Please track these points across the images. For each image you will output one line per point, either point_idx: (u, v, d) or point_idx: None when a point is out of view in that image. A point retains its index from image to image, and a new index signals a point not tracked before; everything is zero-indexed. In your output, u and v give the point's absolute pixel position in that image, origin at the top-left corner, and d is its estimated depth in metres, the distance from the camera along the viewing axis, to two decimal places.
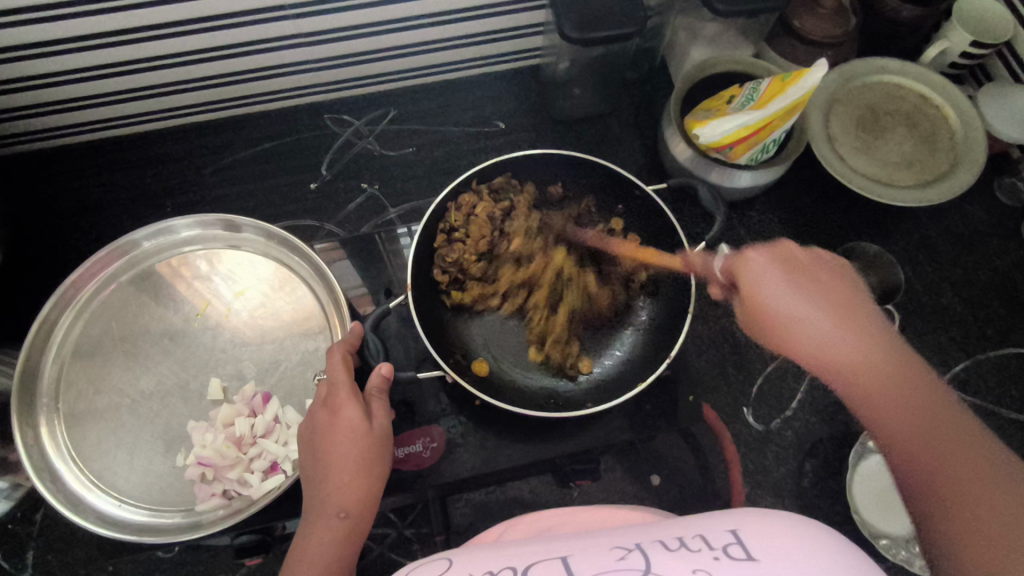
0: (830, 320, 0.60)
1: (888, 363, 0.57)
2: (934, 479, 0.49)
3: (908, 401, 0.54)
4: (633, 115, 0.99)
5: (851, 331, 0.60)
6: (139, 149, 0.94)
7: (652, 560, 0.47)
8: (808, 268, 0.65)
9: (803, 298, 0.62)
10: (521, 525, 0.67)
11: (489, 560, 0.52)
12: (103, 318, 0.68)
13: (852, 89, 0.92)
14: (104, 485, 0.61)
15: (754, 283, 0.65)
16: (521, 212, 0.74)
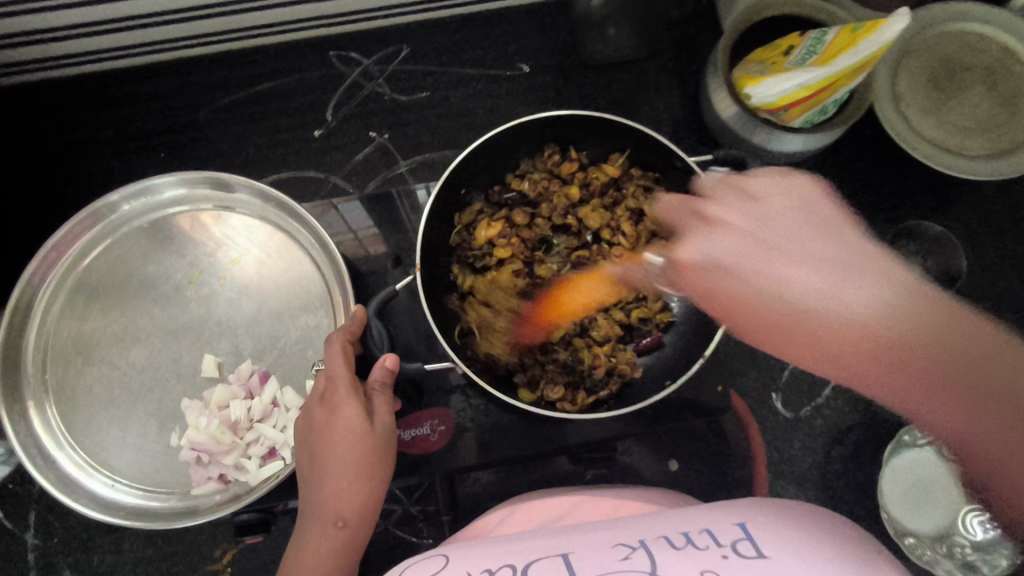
0: (816, 275, 0.44)
1: (920, 317, 0.41)
2: (934, 394, 0.40)
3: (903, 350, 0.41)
4: (673, 61, 0.88)
5: (865, 285, 0.43)
6: (128, 85, 0.86)
7: (659, 557, 0.45)
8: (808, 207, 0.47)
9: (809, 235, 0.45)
10: (526, 511, 0.64)
11: (485, 557, 0.49)
12: (88, 285, 0.63)
13: (927, 39, 0.80)
14: (97, 464, 0.58)
15: (703, 257, 0.48)
16: (547, 186, 0.67)
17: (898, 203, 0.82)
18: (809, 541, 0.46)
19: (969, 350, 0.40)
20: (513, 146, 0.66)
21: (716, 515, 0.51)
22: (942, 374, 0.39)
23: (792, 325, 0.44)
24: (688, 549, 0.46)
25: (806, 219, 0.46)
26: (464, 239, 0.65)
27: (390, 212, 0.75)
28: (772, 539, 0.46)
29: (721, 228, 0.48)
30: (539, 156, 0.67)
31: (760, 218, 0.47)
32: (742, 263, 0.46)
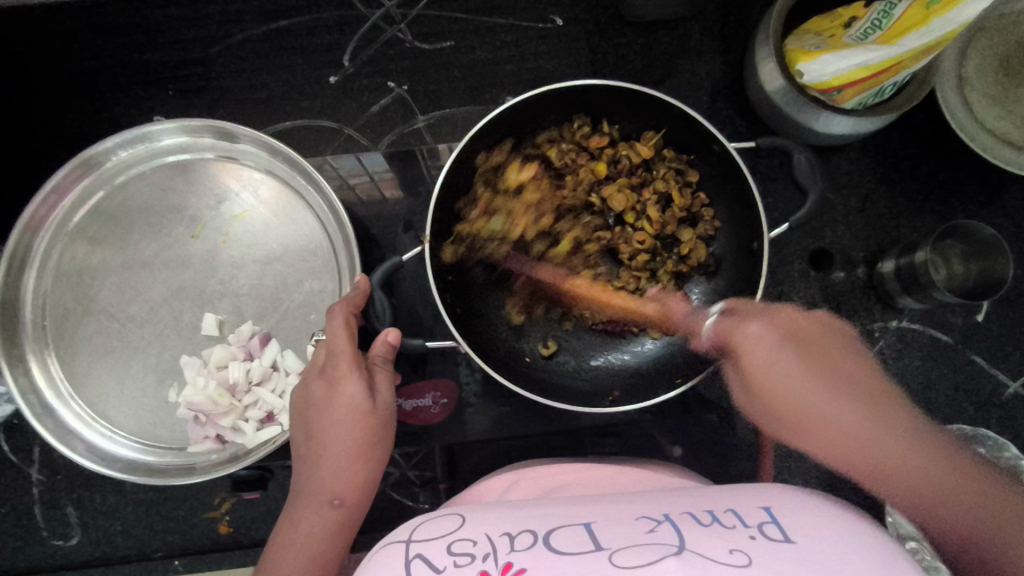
0: (825, 393, 0.49)
1: (914, 438, 0.47)
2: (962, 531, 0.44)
3: (914, 461, 0.46)
4: (719, 23, 0.81)
5: (881, 416, 0.48)
6: (136, 14, 0.81)
7: (686, 533, 0.44)
8: (810, 341, 0.53)
9: (787, 361, 0.51)
10: (529, 480, 0.62)
11: (505, 520, 0.49)
12: (86, 231, 0.61)
13: (1007, 13, 0.72)
14: (96, 414, 0.58)
15: (750, 355, 0.53)
16: (578, 154, 0.61)
17: (945, 196, 0.77)
18: (834, 524, 0.45)
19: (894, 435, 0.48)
20: (548, 106, 0.61)
21: (738, 494, 0.50)
22: (929, 490, 0.45)
23: (822, 436, 0.49)
24: (715, 527, 0.45)
25: (791, 348, 0.52)
26: (488, 182, 0.60)
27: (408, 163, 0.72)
28: (799, 523, 0.45)
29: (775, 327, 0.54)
30: (579, 117, 0.62)
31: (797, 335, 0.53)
32: (776, 357, 0.52)
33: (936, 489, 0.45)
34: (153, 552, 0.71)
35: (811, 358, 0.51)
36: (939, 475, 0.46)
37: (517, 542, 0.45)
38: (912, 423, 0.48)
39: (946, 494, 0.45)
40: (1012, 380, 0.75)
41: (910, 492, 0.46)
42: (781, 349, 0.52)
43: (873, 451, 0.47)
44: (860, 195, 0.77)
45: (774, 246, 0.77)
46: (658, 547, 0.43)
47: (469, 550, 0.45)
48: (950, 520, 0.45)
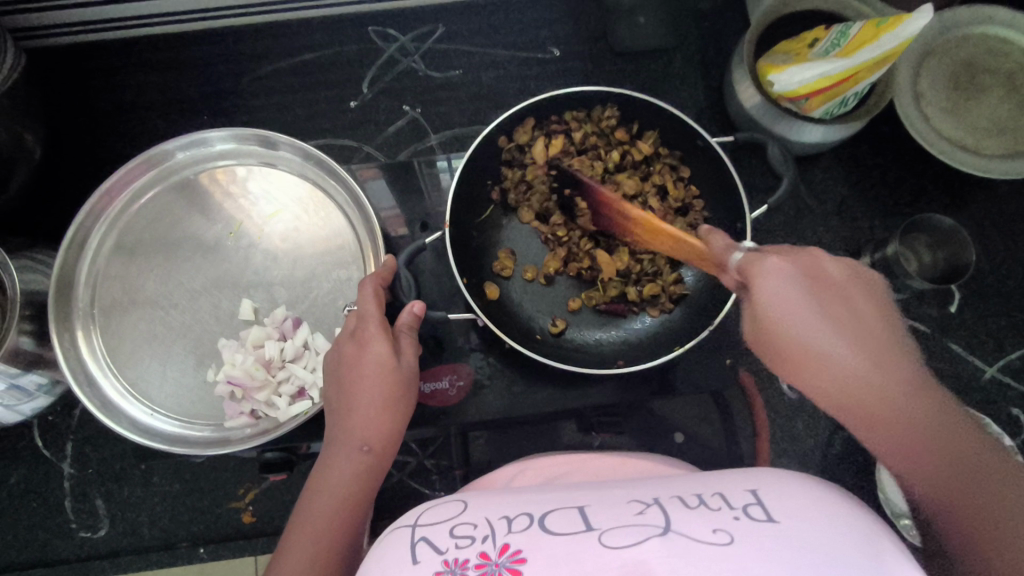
0: (838, 340, 0.45)
1: (930, 413, 0.42)
2: (964, 514, 0.40)
3: (925, 432, 0.42)
4: (700, 52, 0.91)
5: (891, 367, 0.43)
6: (176, 50, 0.90)
7: (673, 515, 0.40)
8: (840, 289, 0.47)
9: (807, 301, 0.46)
10: (536, 469, 0.61)
11: (505, 504, 0.45)
12: (137, 228, 0.68)
13: (951, 39, 0.82)
14: (138, 393, 0.63)
15: (767, 294, 0.47)
16: (589, 147, 0.71)
17: (913, 200, 0.84)
18: (825, 510, 0.40)
19: (914, 414, 0.42)
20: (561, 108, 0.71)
21: (728, 477, 0.46)
22: (932, 455, 0.42)
23: (828, 383, 0.44)
24: (700, 508, 0.41)
25: (811, 293, 0.47)
26: (517, 155, 0.71)
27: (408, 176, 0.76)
28: (794, 504, 0.41)
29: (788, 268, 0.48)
30: (598, 114, 0.72)
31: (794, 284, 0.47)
32: (794, 299, 0.46)
33: (942, 461, 0.41)
34: (178, 542, 0.74)
35: (832, 304, 0.46)
36: (929, 424, 0.42)
37: (513, 526, 0.42)
38: (931, 390, 0.43)
39: (943, 466, 0.41)
40: (988, 365, 0.80)
41: (917, 458, 0.42)
42: (798, 287, 0.47)
43: (889, 406, 0.42)
44: (835, 199, 0.85)
45: (760, 246, 0.83)
46: (643, 528, 0.39)
47: (468, 532, 0.42)
48: (942, 492, 0.41)
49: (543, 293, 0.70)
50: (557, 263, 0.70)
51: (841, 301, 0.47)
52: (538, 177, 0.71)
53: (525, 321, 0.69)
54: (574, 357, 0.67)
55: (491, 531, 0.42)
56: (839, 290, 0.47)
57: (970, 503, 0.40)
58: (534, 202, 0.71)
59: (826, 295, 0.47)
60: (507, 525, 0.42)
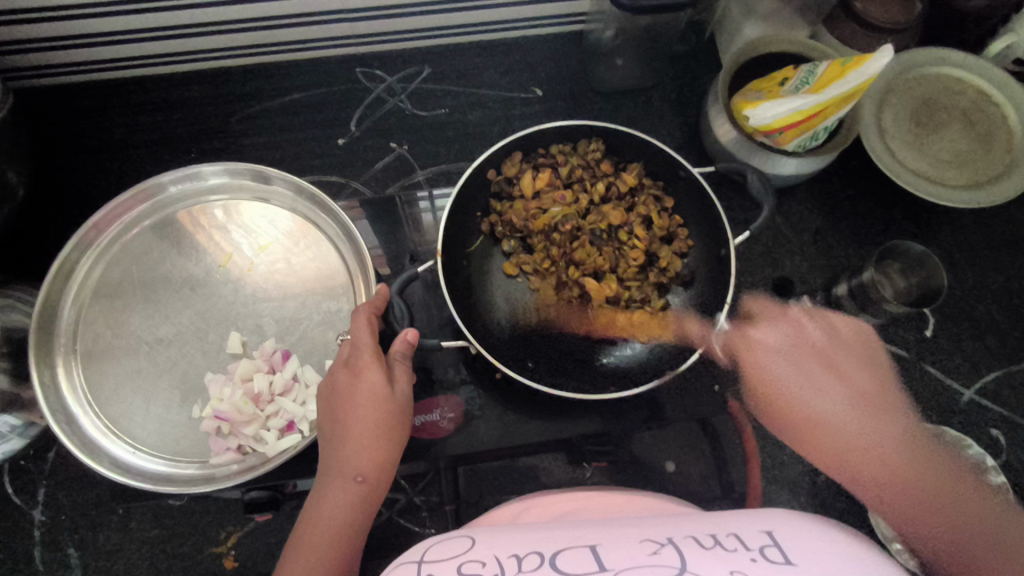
0: (838, 407, 0.63)
1: (919, 460, 0.59)
2: (944, 539, 0.54)
3: (914, 475, 0.58)
4: (676, 91, 0.95)
5: (881, 427, 0.62)
6: (165, 90, 0.91)
7: (688, 556, 0.39)
8: (831, 358, 0.68)
9: (793, 367, 0.68)
10: (538, 507, 0.58)
11: (514, 541, 0.44)
12: (124, 263, 0.68)
13: (910, 79, 0.86)
14: (120, 431, 0.61)
15: (761, 368, 0.69)
16: (575, 179, 0.74)
17: (883, 230, 0.88)
18: (844, 554, 0.39)
19: (914, 468, 0.58)
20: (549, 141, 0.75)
21: (741, 517, 0.44)
22: (933, 506, 0.56)
23: (826, 445, 0.62)
24: (716, 549, 0.40)
25: (795, 359, 0.68)
26: (504, 187, 0.74)
27: (393, 217, 0.78)
28: (807, 547, 0.40)
29: (763, 334, 0.72)
30: (582, 148, 0.75)
31: (778, 349, 0.70)
32: (784, 357, 0.69)
33: (942, 513, 0.55)
34: None
35: (818, 368, 0.67)
36: (908, 461, 0.59)
37: (522, 564, 0.41)
38: (912, 434, 0.63)
39: (941, 515, 0.55)
40: (967, 388, 0.82)
41: (910, 508, 0.56)
42: (787, 358, 0.69)
43: (888, 460, 0.59)
44: (811, 230, 0.88)
45: (742, 275, 0.85)
46: (657, 567, 0.38)
47: (476, 571, 0.41)
48: (944, 533, 0.54)
49: (536, 320, 0.71)
50: (548, 290, 0.71)
51: (832, 359, 0.68)
52: (526, 207, 0.73)
53: (518, 348, 0.69)
54: (568, 386, 0.67)
55: (501, 569, 0.41)
56: (829, 352, 0.68)
57: (946, 519, 0.54)
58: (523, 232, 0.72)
59: (808, 358, 0.68)
60: (517, 563, 0.41)
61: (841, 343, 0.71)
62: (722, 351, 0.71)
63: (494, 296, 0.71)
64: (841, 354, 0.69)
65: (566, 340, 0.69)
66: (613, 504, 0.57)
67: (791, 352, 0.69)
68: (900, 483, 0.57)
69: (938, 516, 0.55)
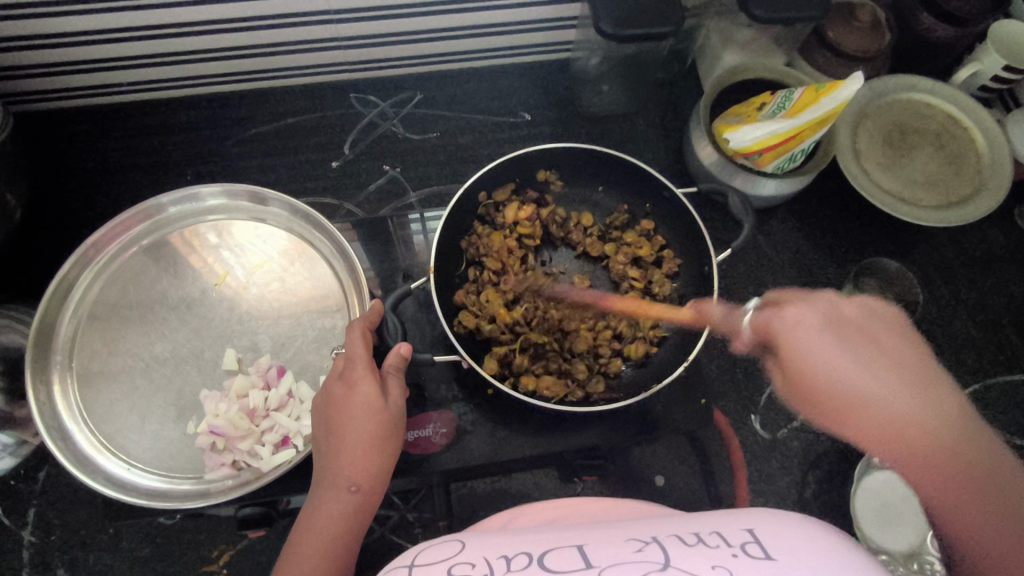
0: (877, 380, 0.56)
1: (960, 439, 0.53)
2: (965, 526, 0.52)
3: (987, 490, 0.52)
4: (660, 116, 0.98)
5: (926, 402, 0.55)
6: (162, 115, 0.93)
7: (672, 553, 0.41)
8: (863, 328, 0.59)
9: (849, 352, 0.57)
10: (529, 515, 0.59)
11: (503, 543, 0.45)
12: (121, 282, 0.69)
13: (883, 104, 0.90)
14: (114, 447, 0.62)
15: (798, 342, 0.59)
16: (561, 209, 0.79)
17: (861, 248, 0.91)
18: (821, 546, 0.40)
19: (991, 486, 0.52)
20: (535, 166, 0.78)
21: (725, 516, 0.46)
22: (960, 487, 0.52)
23: (885, 430, 0.54)
24: (698, 546, 0.41)
25: (842, 338, 0.58)
26: (490, 213, 0.76)
27: (385, 237, 0.80)
28: (785, 540, 0.41)
29: (802, 310, 0.60)
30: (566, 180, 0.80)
31: (828, 349, 0.58)
32: (829, 347, 0.58)
33: (969, 484, 0.52)
34: None
35: (851, 334, 0.59)
36: (987, 478, 0.52)
37: (511, 564, 0.42)
38: (947, 404, 0.55)
39: (983, 502, 0.52)
40: None
41: (954, 496, 0.52)
42: (823, 331, 0.59)
43: (924, 443, 0.53)
44: (791, 249, 0.91)
45: (726, 293, 0.88)
46: (642, 564, 0.40)
47: (466, 573, 0.42)
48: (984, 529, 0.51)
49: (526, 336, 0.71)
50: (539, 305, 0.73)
51: (866, 333, 0.59)
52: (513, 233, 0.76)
53: (509, 362, 0.70)
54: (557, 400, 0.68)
55: (491, 570, 0.42)
56: (867, 327, 0.59)
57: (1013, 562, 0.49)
58: (509, 257, 0.74)
59: (852, 335, 0.59)
60: (506, 563, 0.42)
61: (877, 319, 0.61)
62: (751, 331, 0.64)
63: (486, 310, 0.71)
64: (874, 325, 0.61)
65: (557, 354, 0.71)
66: (602, 512, 0.58)
67: (829, 331, 0.59)
68: (970, 500, 0.52)
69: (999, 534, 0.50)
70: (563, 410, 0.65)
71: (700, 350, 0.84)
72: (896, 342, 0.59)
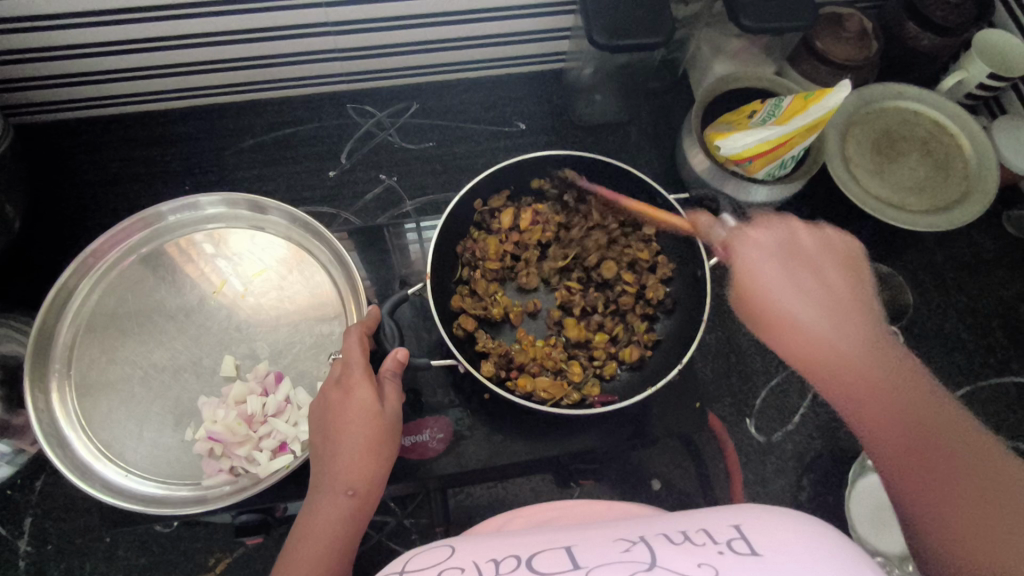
0: (805, 304, 0.57)
1: (890, 374, 0.54)
2: (909, 487, 0.50)
3: (919, 414, 0.51)
4: (652, 125, 1.00)
5: (852, 331, 0.56)
6: (160, 126, 0.94)
7: (659, 552, 0.41)
8: (812, 259, 0.60)
9: (787, 275, 0.59)
10: (525, 517, 0.59)
11: (493, 546, 0.46)
12: (119, 290, 0.69)
13: (871, 112, 0.92)
14: (112, 455, 0.62)
15: (750, 260, 0.61)
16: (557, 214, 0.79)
17: None
18: (806, 540, 0.41)
19: (934, 417, 0.51)
20: (531, 174, 0.80)
21: (712, 513, 0.46)
22: (906, 455, 0.50)
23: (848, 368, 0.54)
24: (685, 544, 0.42)
25: (788, 264, 0.60)
26: (485, 219, 0.78)
27: (382, 245, 0.80)
28: (771, 536, 0.42)
29: (751, 239, 0.62)
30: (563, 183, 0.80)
31: (775, 276, 0.59)
32: (779, 274, 0.59)
33: (923, 465, 0.49)
34: None
35: (796, 263, 0.60)
36: (924, 407, 0.52)
37: (501, 568, 0.42)
38: (889, 353, 0.55)
39: (940, 469, 0.49)
40: None
41: (920, 460, 0.49)
42: (771, 257, 0.61)
43: (869, 377, 0.53)
44: None
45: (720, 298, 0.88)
46: (628, 564, 0.40)
47: None
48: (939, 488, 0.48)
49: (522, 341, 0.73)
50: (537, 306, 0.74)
51: (815, 265, 0.60)
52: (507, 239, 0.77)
53: (507, 360, 0.71)
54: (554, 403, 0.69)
55: (480, 573, 0.42)
56: (816, 256, 0.60)
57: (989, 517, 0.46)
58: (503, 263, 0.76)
59: (798, 262, 0.60)
60: (495, 567, 0.43)
61: (832, 251, 0.61)
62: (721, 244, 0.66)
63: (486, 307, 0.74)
64: (826, 261, 0.61)
65: (552, 353, 0.72)
66: (597, 514, 0.59)
67: (771, 259, 0.60)
68: (923, 442, 0.50)
69: (1002, 528, 0.45)
70: (559, 414, 0.65)
71: (694, 355, 0.85)
72: (862, 288, 0.60)
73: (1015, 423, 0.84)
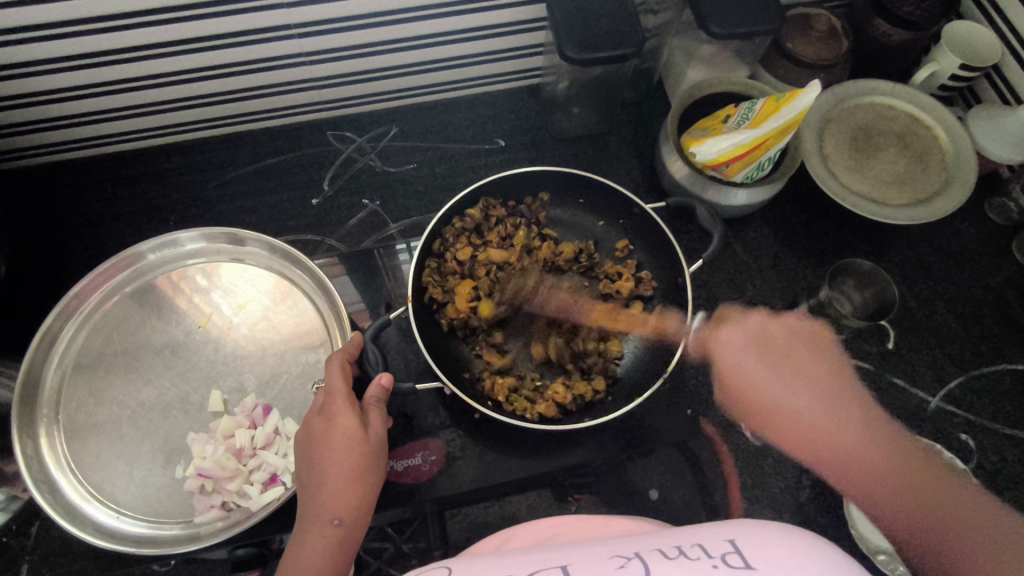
0: (792, 396, 0.75)
1: (890, 448, 0.71)
2: (914, 522, 0.65)
3: (885, 465, 0.69)
4: (631, 134, 1.00)
5: (811, 405, 0.75)
6: (144, 163, 0.95)
7: (654, 568, 0.41)
8: (778, 346, 0.81)
9: (758, 365, 0.79)
10: (523, 535, 0.59)
11: (487, 569, 0.45)
12: (105, 330, 0.69)
13: (845, 109, 0.93)
14: (103, 496, 0.62)
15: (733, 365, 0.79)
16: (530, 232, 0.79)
17: (837, 249, 0.92)
18: (802, 552, 0.41)
19: (938, 505, 0.66)
20: (508, 190, 0.81)
21: (706, 527, 0.46)
22: (883, 469, 0.69)
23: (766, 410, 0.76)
24: (680, 559, 0.42)
25: (766, 360, 0.79)
26: (445, 241, 0.77)
27: (372, 267, 0.81)
28: (766, 551, 0.41)
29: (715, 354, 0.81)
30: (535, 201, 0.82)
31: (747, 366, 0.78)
32: (761, 380, 0.78)
33: (894, 470, 0.68)
34: None
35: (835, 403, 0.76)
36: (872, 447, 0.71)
37: None
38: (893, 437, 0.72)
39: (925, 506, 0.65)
40: (934, 395, 0.84)
41: (905, 517, 0.66)
42: (748, 356, 0.80)
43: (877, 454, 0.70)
44: (770, 256, 0.92)
45: (707, 304, 0.89)
46: None
47: None
48: (891, 511, 0.67)
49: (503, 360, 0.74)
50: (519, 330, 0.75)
51: (794, 356, 0.80)
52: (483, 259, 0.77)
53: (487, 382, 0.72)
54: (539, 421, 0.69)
55: None
56: (793, 350, 0.80)
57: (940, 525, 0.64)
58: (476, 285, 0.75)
59: (772, 360, 0.79)
60: None
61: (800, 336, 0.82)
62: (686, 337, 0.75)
63: (468, 324, 0.74)
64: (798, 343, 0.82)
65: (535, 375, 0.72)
66: (593, 530, 0.59)
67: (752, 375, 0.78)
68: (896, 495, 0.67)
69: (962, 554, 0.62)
70: (546, 429, 0.66)
71: (686, 361, 0.85)
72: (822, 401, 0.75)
73: (1012, 411, 0.83)
